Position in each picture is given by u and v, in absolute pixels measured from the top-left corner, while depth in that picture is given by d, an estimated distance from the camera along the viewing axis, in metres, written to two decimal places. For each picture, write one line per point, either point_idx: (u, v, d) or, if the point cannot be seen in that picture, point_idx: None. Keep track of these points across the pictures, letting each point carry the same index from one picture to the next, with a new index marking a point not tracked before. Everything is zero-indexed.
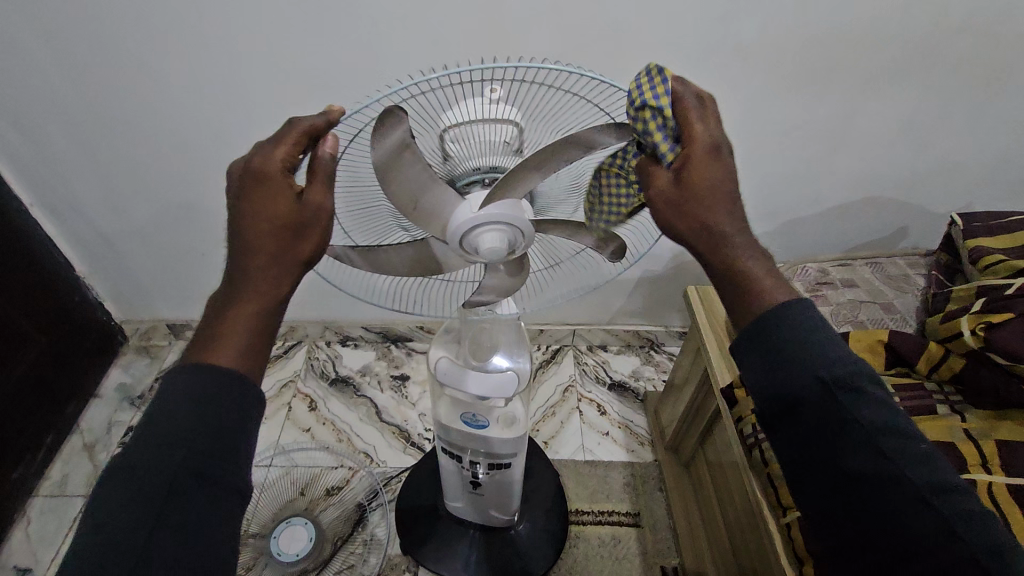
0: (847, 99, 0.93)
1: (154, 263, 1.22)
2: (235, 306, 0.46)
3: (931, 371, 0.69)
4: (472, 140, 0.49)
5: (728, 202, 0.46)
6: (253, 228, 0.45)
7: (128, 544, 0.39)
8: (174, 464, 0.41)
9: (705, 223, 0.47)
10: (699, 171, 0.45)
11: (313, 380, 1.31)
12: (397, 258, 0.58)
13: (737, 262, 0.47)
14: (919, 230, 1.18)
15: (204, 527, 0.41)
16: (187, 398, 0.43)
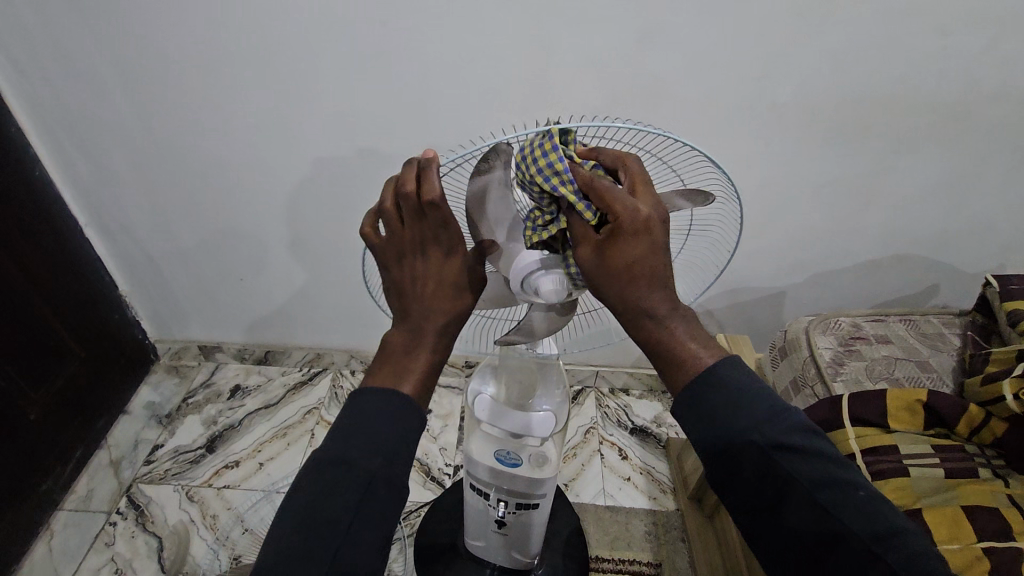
0: (879, 157, 0.96)
1: (194, 285, 1.26)
2: (414, 346, 0.49)
3: (971, 434, 0.68)
4: None
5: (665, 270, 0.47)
6: (425, 281, 0.48)
7: (314, 541, 0.43)
8: (369, 473, 0.45)
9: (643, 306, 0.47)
10: (628, 244, 0.45)
11: (336, 407, 1.32)
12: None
13: (669, 335, 0.48)
14: (951, 290, 1.18)
15: (378, 530, 0.45)
16: (378, 416, 0.47)
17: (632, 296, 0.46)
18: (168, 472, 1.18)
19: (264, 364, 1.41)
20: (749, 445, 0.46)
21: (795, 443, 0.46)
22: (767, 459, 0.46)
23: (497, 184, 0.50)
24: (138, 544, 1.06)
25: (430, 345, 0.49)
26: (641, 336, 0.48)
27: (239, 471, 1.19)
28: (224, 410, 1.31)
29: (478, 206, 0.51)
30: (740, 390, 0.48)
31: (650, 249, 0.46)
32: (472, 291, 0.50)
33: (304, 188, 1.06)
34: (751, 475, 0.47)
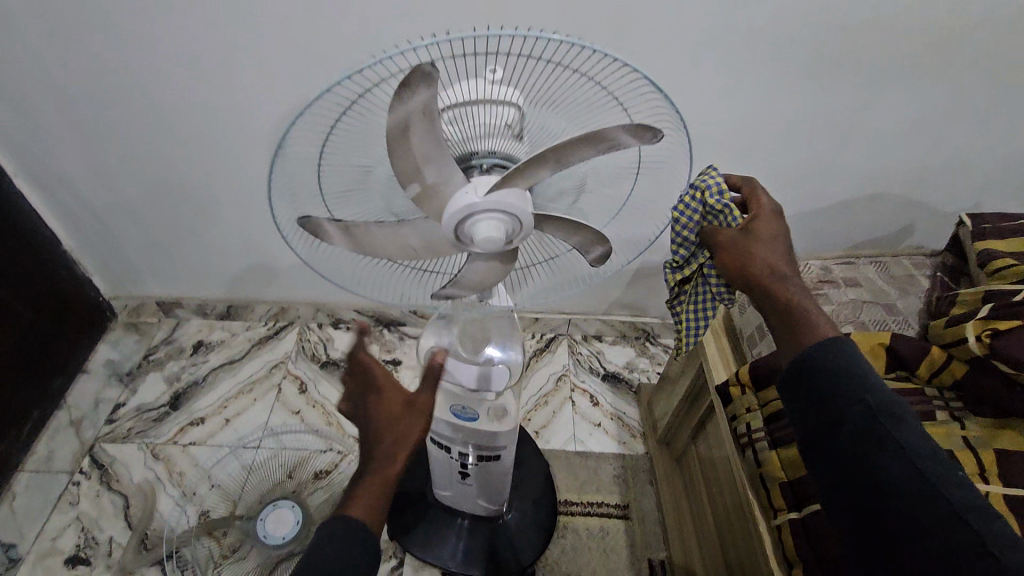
0: (859, 92, 0.90)
1: (144, 240, 1.20)
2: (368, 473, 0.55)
3: (931, 377, 0.66)
4: (470, 123, 0.49)
5: (781, 255, 0.59)
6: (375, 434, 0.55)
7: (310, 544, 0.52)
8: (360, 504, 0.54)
9: (773, 271, 0.58)
10: (763, 221, 0.61)
11: (303, 361, 1.30)
12: (376, 235, 0.55)
13: (792, 301, 0.58)
14: (926, 231, 1.15)
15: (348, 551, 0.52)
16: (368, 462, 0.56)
17: (756, 256, 0.59)
18: (131, 431, 1.16)
19: (227, 319, 1.37)
20: (861, 403, 0.51)
21: (905, 416, 0.50)
22: (873, 418, 0.50)
23: (418, 113, 0.45)
24: (103, 503, 1.05)
25: (381, 475, 0.55)
26: (773, 297, 0.58)
27: (205, 428, 1.17)
28: (187, 366, 1.28)
29: (400, 138, 0.47)
30: (843, 359, 0.53)
31: (778, 232, 0.60)
32: (419, 426, 0.56)
33: (251, 134, 0.98)
34: (846, 428, 0.51)
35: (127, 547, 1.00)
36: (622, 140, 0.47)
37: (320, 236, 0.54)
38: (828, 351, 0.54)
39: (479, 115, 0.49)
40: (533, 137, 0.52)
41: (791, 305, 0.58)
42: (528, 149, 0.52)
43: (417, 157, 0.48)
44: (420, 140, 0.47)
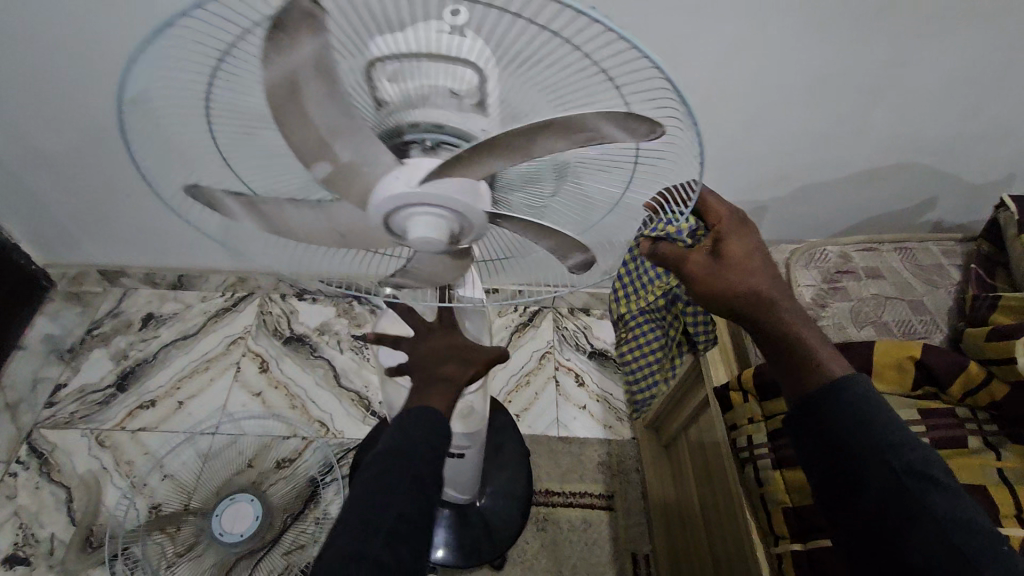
0: (896, 44, 0.77)
1: (75, 203, 1.05)
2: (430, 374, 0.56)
3: (964, 396, 0.58)
4: (412, 82, 0.37)
5: (771, 279, 0.47)
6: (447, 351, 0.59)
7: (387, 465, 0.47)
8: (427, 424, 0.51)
9: (769, 299, 0.46)
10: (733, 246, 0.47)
11: (264, 337, 1.19)
12: (292, 216, 0.46)
13: (792, 329, 0.47)
14: (951, 207, 1.04)
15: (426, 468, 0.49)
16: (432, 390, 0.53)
17: (739, 287, 0.46)
18: (74, 416, 1.06)
19: (179, 290, 1.24)
20: (885, 466, 0.41)
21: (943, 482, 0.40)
22: (899, 484, 0.41)
23: (306, 69, 0.35)
24: (43, 496, 0.97)
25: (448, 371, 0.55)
26: (774, 329, 0.47)
27: (156, 412, 1.08)
28: (135, 342, 1.17)
29: (292, 106, 0.37)
30: (862, 403, 0.44)
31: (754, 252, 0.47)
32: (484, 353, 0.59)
33: None
34: (871, 498, 0.41)
35: (71, 544, 0.92)
36: (608, 133, 0.36)
37: (220, 211, 0.46)
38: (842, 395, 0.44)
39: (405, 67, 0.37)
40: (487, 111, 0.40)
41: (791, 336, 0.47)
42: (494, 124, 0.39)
43: (322, 129, 0.38)
44: (319, 111, 0.37)
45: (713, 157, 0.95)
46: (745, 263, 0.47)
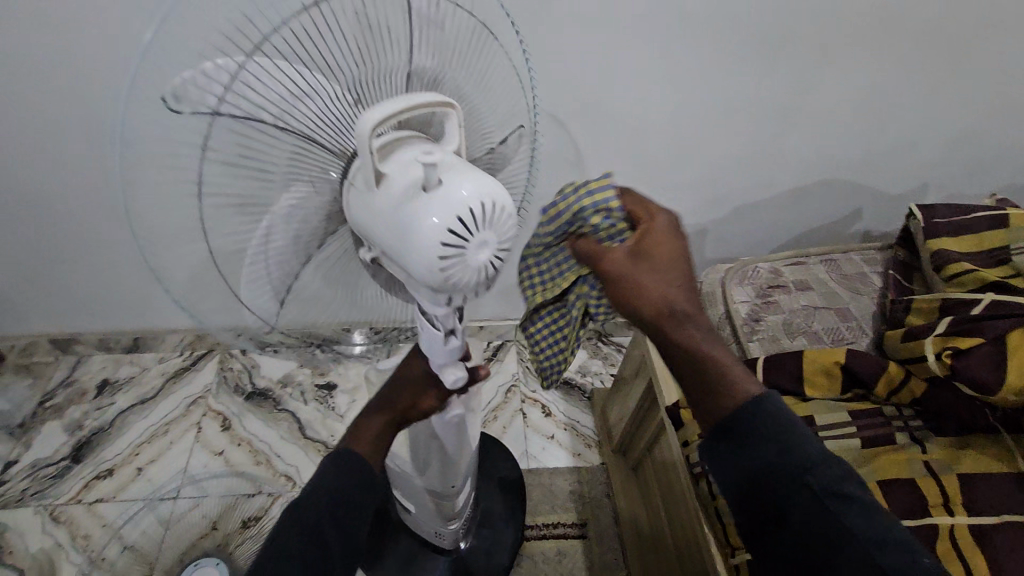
0: (800, 74, 0.85)
1: (21, 272, 1.05)
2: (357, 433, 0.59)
3: (890, 396, 0.62)
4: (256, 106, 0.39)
5: (688, 280, 0.43)
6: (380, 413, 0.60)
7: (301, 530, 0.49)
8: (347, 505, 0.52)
9: (671, 304, 0.42)
10: (649, 240, 0.43)
11: (226, 395, 1.17)
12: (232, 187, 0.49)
13: (693, 345, 0.43)
14: (876, 217, 1.11)
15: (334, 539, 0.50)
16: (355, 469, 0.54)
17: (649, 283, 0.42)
18: (25, 493, 1.02)
19: (135, 353, 1.22)
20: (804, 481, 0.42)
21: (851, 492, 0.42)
22: (821, 506, 0.42)
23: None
24: None
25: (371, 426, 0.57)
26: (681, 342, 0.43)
27: (113, 481, 1.04)
28: (90, 411, 1.14)
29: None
30: (783, 415, 0.44)
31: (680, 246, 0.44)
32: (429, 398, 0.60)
33: None
34: (792, 517, 0.42)
35: None
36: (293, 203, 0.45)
37: None
38: (747, 414, 0.44)
39: (282, 77, 0.40)
40: (307, 218, 0.46)
41: (700, 355, 0.44)
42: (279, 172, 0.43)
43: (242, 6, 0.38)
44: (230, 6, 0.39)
45: (649, 185, 1.01)
46: (664, 265, 0.43)
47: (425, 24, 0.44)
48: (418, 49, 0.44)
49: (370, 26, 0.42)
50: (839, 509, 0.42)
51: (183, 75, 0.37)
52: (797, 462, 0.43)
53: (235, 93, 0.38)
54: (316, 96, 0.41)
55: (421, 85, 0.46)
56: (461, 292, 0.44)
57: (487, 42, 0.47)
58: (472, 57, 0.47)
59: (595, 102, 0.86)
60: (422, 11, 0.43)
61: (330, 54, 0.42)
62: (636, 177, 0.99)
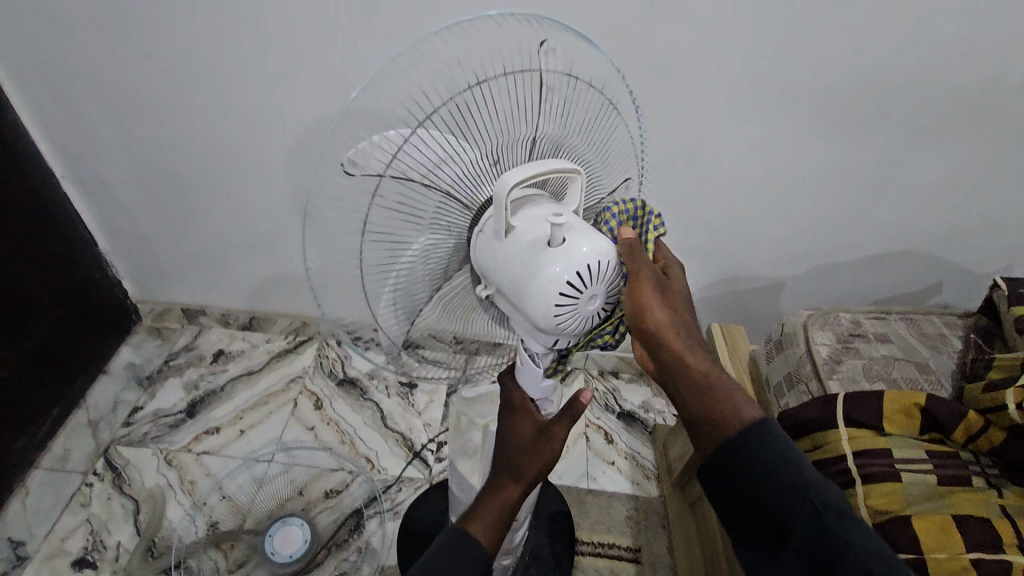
0: (892, 147, 0.94)
1: (177, 246, 1.22)
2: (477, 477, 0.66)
3: (967, 441, 0.66)
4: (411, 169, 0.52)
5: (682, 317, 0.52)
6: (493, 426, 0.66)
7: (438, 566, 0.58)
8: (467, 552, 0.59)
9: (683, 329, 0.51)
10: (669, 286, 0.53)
11: (321, 378, 1.29)
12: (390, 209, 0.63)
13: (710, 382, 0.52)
14: (955, 292, 1.15)
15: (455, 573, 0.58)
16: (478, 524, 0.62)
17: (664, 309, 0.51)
18: (147, 436, 1.16)
19: (248, 330, 1.37)
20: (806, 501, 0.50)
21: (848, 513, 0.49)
22: (821, 521, 0.49)
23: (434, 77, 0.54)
24: (113, 506, 1.06)
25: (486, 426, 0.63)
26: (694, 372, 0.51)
27: (219, 438, 1.17)
28: (205, 375, 1.28)
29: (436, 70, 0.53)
30: (775, 446, 0.52)
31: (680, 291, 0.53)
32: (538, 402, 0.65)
33: (295, 147, 1.02)
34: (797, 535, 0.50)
35: (135, 554, 1.01)
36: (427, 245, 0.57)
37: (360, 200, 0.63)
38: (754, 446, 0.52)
39: (432, 146, 0.52)
40: (437, 254, 0.58)
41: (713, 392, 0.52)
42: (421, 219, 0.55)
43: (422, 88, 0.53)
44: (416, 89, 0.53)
45: (736, 234, 1.09)
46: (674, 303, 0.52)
47: (554, 99, 0.55)
48: (546, 120, 0.56)
49: (509, 105, 0.54)
50: (843, 531, 0.48)
51: (362, 146, 0.52)
52: (794, 479, 0.51)
53: (397, 158, 0.51)
54: (455, 160, 0.52)
55: (547, 146, 0.57)
56: (565, 335, 0.54)
57: (609, 116, 0.59)
58: (594, 126, 0.59)
59: (698, 153, 0.97)
60: (549, 90, 0.54)
61: (471, 126, 0.54)
62: (725, 224, 1.08)
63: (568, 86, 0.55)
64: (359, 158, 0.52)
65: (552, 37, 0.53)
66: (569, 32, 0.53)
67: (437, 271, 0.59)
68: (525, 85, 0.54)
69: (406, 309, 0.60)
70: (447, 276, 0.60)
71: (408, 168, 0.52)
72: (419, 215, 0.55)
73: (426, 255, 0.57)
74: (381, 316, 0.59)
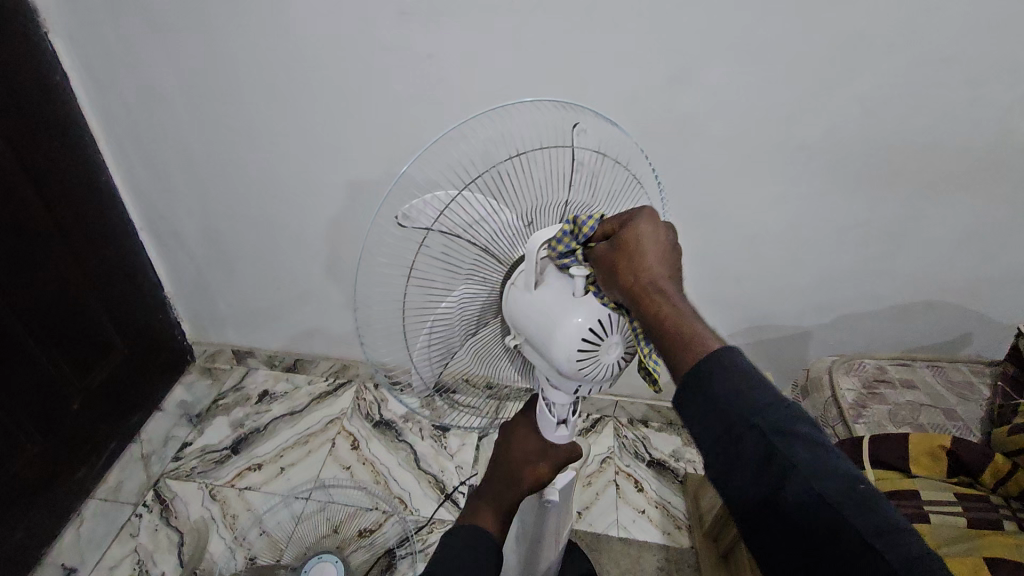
0: (909, 200, 0.98)
1: (235, 292, 1.33)
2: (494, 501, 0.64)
3: (996, 484, 0.67)
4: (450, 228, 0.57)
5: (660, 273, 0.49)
6: (521, 455, 0.65)
7: None
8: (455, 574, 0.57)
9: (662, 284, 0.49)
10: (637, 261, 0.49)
11: (357, 419, 1.35)
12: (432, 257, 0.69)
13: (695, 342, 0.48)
14: (986, 343, 1.15)
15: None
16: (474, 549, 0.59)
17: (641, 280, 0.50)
18: (194, 471, 1.23)
19: (292, 372, 1.45)
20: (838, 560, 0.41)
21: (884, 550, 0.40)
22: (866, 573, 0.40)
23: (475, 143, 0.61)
24: (160, 537, 1.12)
25: (522, 454, 0.65)
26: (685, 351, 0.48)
27: (261, 474, 1.23)
28: (251, 413, 1.35)
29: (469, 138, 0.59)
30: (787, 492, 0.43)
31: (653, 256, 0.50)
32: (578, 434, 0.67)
33: (348, 203, 1.13)
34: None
35: None
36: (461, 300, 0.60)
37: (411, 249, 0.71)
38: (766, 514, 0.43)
39: (472, 207, 0.56)
40: (472, 307, 0.61)
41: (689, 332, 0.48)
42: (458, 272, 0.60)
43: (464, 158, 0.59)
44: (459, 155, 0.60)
45: (760, 285, 1.14)
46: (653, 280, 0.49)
47: (583, 173, 0.60)
48: (575, 190, 0.60)
49: (542, 175, 0.59)
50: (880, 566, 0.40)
51: (414, 202, 0.57)
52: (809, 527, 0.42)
53: (442, 216, 0.57)
54: (492, 224, 0.57)
55: (575, 214, 0.60)
56: (589, 382, 0.57)
57: (634, 189, 0.62)
58: (621, 198, 0.62)
59: (720, 207, 1.03)
60: (580, 165, 0.59)
61: (507, 192, 0.59)
62: (749, 276, 1.13)
63: (598, 162, 0.59)
64: (411, 212, 0.57)
65: (583, 120, 0.58)
66: (599, 115, 0.58)
67: (471, 323, 0.63)
68: (557, 160, 0.59)
69: (437, 355, 0.64)
70: (479, 326, 0.64)
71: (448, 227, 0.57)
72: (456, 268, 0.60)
73: (461, 305, 0.61)
74: (416, 356, 0.63)
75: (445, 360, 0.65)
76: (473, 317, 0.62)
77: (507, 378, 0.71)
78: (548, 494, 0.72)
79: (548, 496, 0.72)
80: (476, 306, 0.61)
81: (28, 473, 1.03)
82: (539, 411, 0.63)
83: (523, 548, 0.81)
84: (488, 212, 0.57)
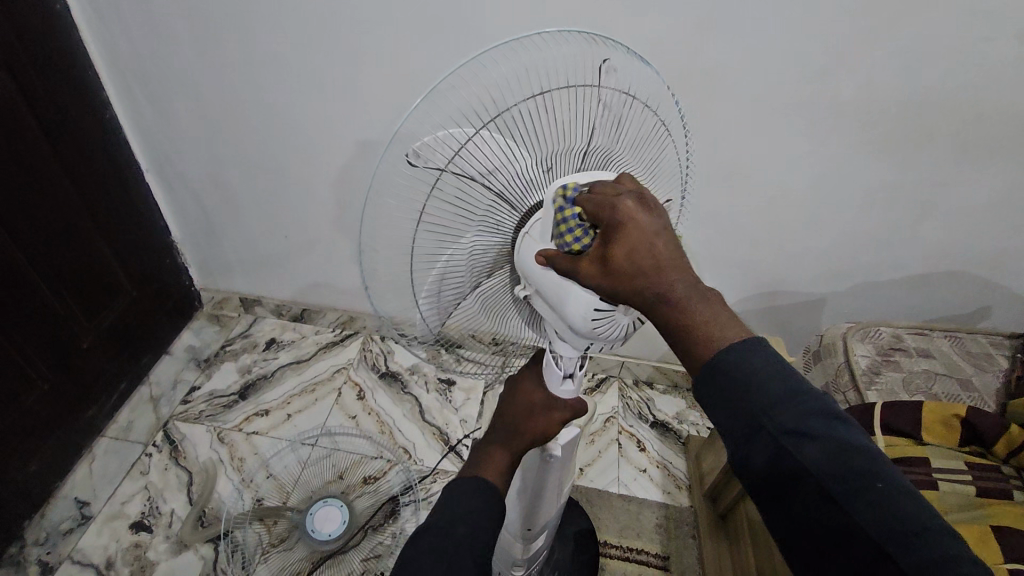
0: (940, 166, 0.94)
1: (242, 239, 1.31)
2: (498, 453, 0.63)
3: (1009, 455, 0.66)
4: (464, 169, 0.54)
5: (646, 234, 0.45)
6: (528, 407, 0.64)
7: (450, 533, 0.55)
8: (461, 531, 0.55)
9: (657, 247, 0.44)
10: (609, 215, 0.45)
11: (363, 370, 1.35)
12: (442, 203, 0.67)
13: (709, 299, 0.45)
14: (1005, 316, 1.13)
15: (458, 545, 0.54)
16: (482, 499, 0.59)
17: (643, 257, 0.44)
18: (202, 414, 1.25)
19: (299, 321, 1.45)
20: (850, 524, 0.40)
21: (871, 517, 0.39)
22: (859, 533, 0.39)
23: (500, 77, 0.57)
24: (170, 476, 1.14)
25: (528, 407, 0.64)
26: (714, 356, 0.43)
27: (268, 420, 1.24)
28: (258, 360, 1.36)
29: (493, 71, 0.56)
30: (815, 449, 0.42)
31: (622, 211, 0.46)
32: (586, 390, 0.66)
33: (355, 150, 1.09)
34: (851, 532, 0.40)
35: (186, 522, 1.08)
36: (471, 246, 0.58)
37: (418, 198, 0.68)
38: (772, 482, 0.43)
39: (487, 150, 0.53)
40: (483, 254, 0.59)
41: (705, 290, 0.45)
42: (470, 218, 0.58)
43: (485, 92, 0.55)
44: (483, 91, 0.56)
45: (778, 248, 1.11)
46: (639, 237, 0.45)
47: (609, 114, 0.56)
48: (599, 135, 0.57)
49: (565, 117, 0.55)
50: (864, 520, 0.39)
51: (427, 139, 0.55)
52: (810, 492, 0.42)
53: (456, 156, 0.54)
54: (510, 166, 0.54)
55: (597, 161, 0.57)
56: (600, 340, 0.55)
57: (661, 136, 0.59)
58: (645, 145, 0.59)
59: (742, 165, 0.99)
60: (605, 107, 0.55)
61: (526, 134, 0.56)
62: (766, 240, 1.10)
63: (625, 103, 0.56)
64: (423, 150, 0.55)
65: (612, 56, 0.54)
66: (630, 51, 0.54)
67: (480, 271, 0.61)
68: (582, 100, 0.55)
69: (444, 302, 0.63)
70: (488, 276, 0.61)
71: (461, 168, 0.54)
72: (466, 213, 0.57)
73: (471, 251, 0.59)
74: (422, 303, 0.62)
75: (451, 309, 0.64)
76: (483, 265, 0.60)
77: (515, 333, 0.69)
78: (551, 449, 0.71)
79: (550, 452, 0.71)
80: (487, 255, 0.59)
81: (39, 410, 1.04)
82: (545, 364, 0.62)
83: (521, 504, 0.81)
84: (505, 153, 0.54)
